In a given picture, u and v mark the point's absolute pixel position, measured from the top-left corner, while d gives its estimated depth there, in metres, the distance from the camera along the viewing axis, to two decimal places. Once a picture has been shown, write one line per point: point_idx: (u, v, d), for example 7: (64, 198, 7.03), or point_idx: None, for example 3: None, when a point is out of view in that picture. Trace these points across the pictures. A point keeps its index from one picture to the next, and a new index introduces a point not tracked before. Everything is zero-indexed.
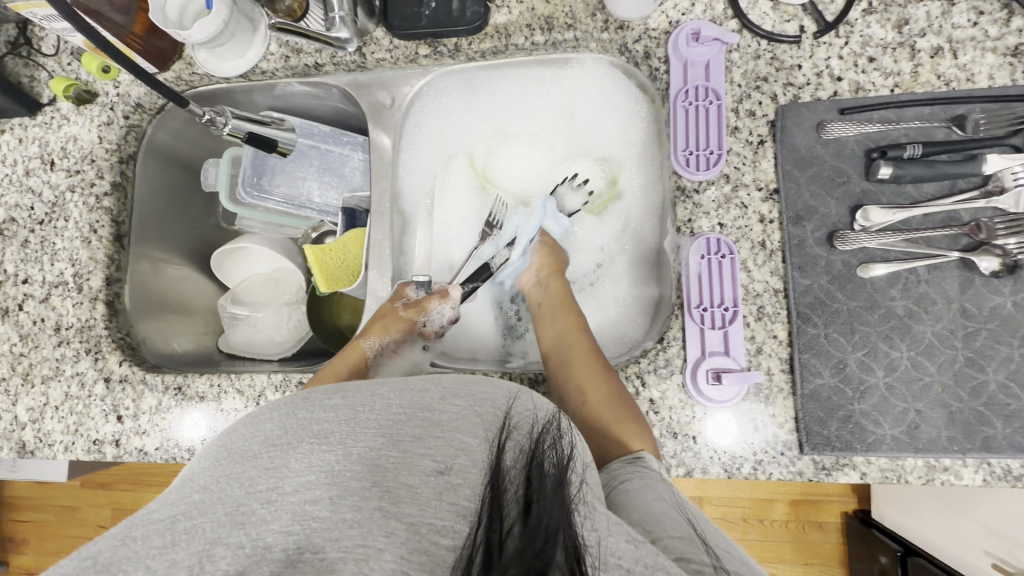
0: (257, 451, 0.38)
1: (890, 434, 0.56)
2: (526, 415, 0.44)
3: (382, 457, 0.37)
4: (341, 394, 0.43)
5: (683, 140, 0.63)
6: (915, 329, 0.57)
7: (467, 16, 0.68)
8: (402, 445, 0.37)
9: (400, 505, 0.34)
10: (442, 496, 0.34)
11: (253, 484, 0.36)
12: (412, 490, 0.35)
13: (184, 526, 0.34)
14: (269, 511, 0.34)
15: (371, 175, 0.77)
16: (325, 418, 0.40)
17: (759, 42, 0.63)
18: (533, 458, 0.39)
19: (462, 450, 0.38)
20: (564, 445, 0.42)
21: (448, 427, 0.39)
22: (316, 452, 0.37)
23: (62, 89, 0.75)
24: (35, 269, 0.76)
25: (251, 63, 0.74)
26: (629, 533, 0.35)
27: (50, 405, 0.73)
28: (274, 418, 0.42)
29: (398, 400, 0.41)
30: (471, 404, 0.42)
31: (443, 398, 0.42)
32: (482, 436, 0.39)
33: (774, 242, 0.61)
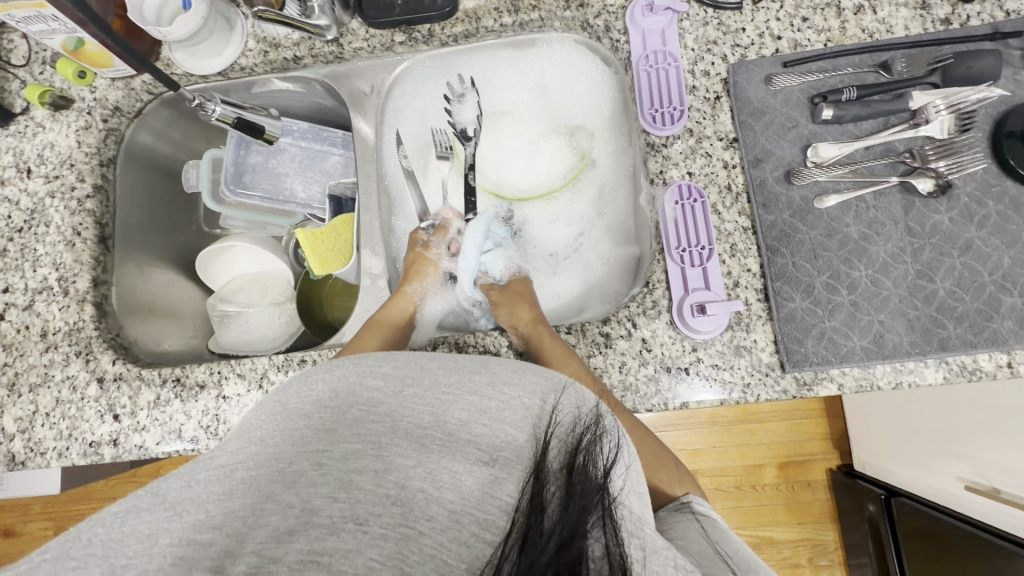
0: (309, 410, 0.45)
1: (859, 345, 0.62)
2: (570, 413, 0.46)
3: (427, 437, 0.42)
4: (390, 363, 0.50)
5: (648, 100, 0.69)
6: (870, 250, 0.63)
7: (438, 3, 0.72)
8: (446, 429, 0.42)
9: (442, 491, 0.38)
10: (484, 488, 0.38)
11: (308, 444, 0.41)
12: (455, 476, 0.39)
13: (241, 475, 0.39)
14: (318, 475, 0.38)
15: (356, 160, 0.79)
16: (375, 387, 0.47)
17: (706, 10, 0.70)
18: (578, 460, 0.41)
19: (508, 445, 0.42)
20: (608, 446, 0.44)
21: (495, 414, 0.44)
22: (366, 424, 0.43)
23: (37, 96, 0.75)
24: (17, 278, 0.75)
25: (230, 60, 0.76)
26: (672, 556, 0.39)
27: (41, 412, 0.71)
28: (326, 380, 0.49)
29: (449, 381, 0.47)
30: (520, 394, 0.46)
31: (494, 384, 0.48)
32: (529, 432, 0.43)
33: (738, 185, 0.67)
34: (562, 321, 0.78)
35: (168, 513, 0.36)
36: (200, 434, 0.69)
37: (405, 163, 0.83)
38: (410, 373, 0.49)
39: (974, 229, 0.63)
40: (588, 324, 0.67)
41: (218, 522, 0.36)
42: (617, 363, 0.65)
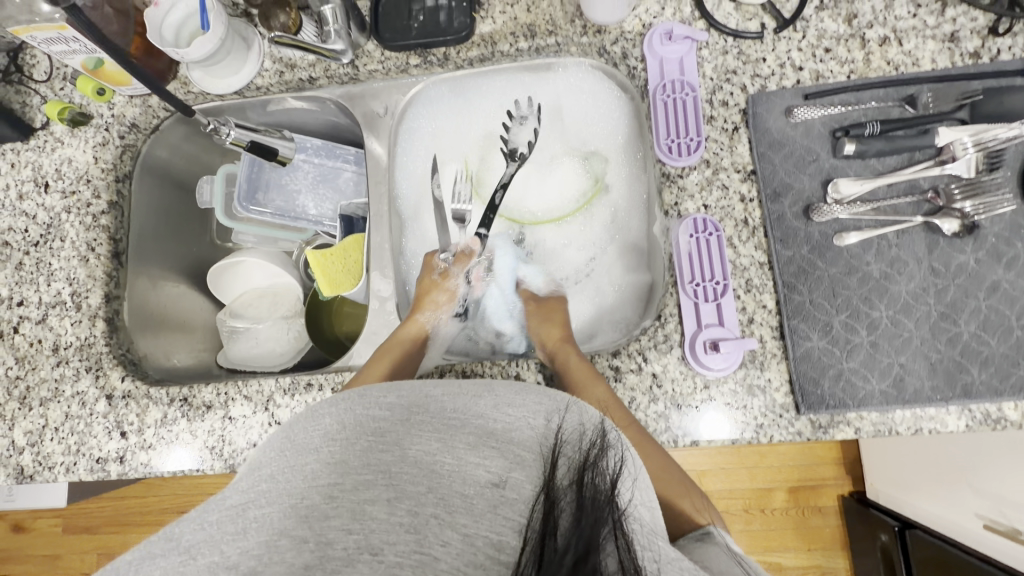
0: (318, 444, 0.41)
1: (878, 389, 0.60)
2: (576, 428, 0.44)
3: (438, 462, 0.39)
4: (394, 393, 0.48)
5: (664, 130, 0.68)
6: (891, 289, 0.61)
7: (454, 27, 0.72)
8: (456, 451, 0.40)
9: (456, 514, 0.36)
10: (497, 508, 0.37)
11: (318, 477, 0.38)
12: (467, 500, 0.37)
13: (254, 513, 0.37)
14: (331, 507, 0.36)
15: (368, 181, 0.79)
16: (381, 417, 0.44)
17: (726, 39, 0.69)
18: (586, 473, 0.40)
19: (516, 464, 0.40)
20: (617, 456, 0.43)
21: (501, 437, 0.42)
22: (374, 452, 0.40)
23: (57, 112, 0.77)
24: (31, 291, 0.75)
25: (246, 80, 0.77)
26: (686, 563, 0.38)
27: (50, 427, 0.72)
28: (332, 412, 0.46)
29: (454, 407, 0.45)
30: (526, 415, 0.45)
31: (498, 407, 0.46)
32: (537, 451, 0.42)
33: (756, 219, 0.65)
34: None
35: (184, 556, 0.35)
36: (205, 455, 0.69)
37: (417, 184, 0.83)
38: (414, 398, 0.47)
39: (1002, 271, 0.60)
40: (598, 356, 0.65)
41: (233, 562, 0.34)
42: (627, 399, 0.64)
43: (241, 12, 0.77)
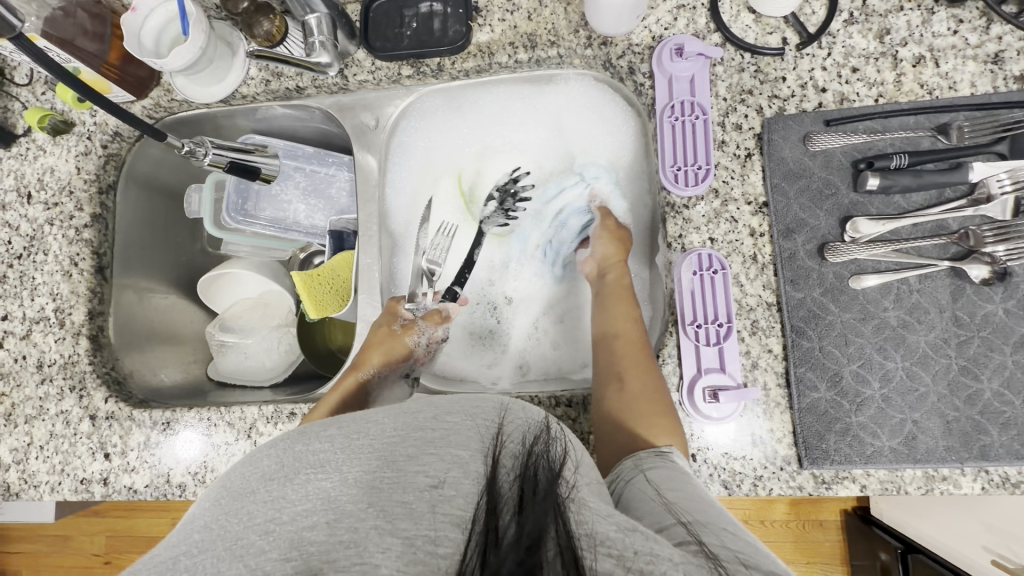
0: (254, 486, 0.36)
1: (889, 446, 0.56)
2: (520, 424, 0.41)
3: (376, 478, 0.35)
4: (336, 424, 0.41)
5: (671, 155, 0.63)
6: (909, 339, 0.57)
7: (449, 36, 0.68)
8: (396, 464, 0.36)
9: (395, 521, 0.32)
10: (436, 508, 0.33)
11: (256, 517, 0.34)
12: (407, 506, 0.33)
13: (185, 565, 0.32)
14: (267, 542, 0.32)
15: (358, 198, 0.75)
16: (321, 449, 0.38)
17: (743, 55, 0.63)
18: (528, 463, 0.36)
19: (454, 463, 0.36)
20: (562, 449, 0.39)
21: (441, 443, 0.37)
22: (313, 481, 0.35)
23: (37, 120, 0.74)
24: (15, 305, 0.74)
25: (231, 88, 0.73)
26: (618, 520, 0.35)
27: (35, 445, 0.71)
28: (273, 453, 0.40)
29: (394, 426, 0.39)
30: (466, 420, 0.40)
31: (437, 417, 0.40)
32: (475, 448, 0.37)
33: (765, 256, 0.61)
34: (565, 376, 0.74)
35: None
36: (187, 481, 0.68)
37: (410, 201, 0.79)
38: (354, 429, 0.40)
39: None
40: (590, 398, 0.63)
41: None
42: None
43: (225, 15, 0.73)
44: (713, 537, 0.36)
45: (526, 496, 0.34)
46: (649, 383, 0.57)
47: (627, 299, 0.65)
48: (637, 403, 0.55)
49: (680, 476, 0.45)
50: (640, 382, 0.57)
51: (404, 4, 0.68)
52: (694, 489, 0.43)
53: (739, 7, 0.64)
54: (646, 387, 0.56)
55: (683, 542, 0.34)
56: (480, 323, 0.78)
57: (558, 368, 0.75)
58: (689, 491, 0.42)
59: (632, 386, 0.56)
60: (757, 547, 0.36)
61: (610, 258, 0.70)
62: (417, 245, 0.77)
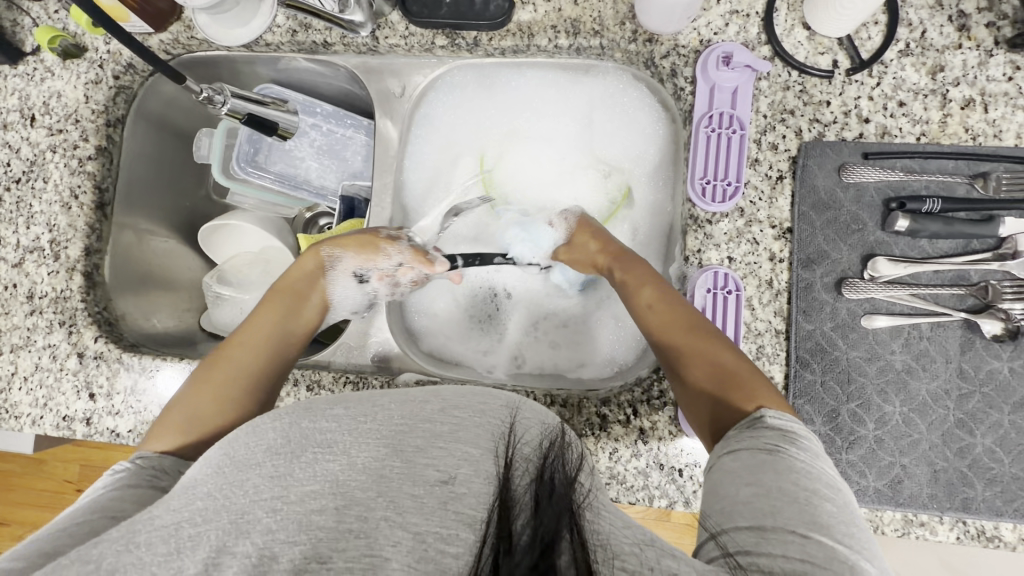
0: (260, 459, 0.36)
1: (874, 486, 0.56)
2: (531, 425, 0.40)
3: (385, 467, 0.34)
4: (341, 404, 0.41)
5: (701, 167, 0.61)
6: (911, 385, 0.57)
7: (490, 11, 0.65)
8: (403, 454, 0.35)
9: (405, 514, 0.32)
10: (447, 506, 0.32)
11: (260, 492, 0.33)
12: (417, 500, 0.33)
13: (188, 533, 0.32)
14: (274, 520, 0.32)
15: (374, 167, 0.73)
16: (329, 428, 0.37)
17: (790, 72, 0.61)
18: (546, 466, 0.36)
19: (465, 460, 0.35)
20: (578, 458, 0.40)
21: (450, 437, 0.37)
22: (319, 462, 0.35)
23: (48, 40, 0.70)
24: (9, 231, 0.72)
25: (256, 34, 0.69)
26: (634, 533, 0.35)
27: (19, 376, 0.70)
28: (276, 426, 0.39)
29: (402, 414, 0.38)
30: (473, 416, 0.39)
31: (444, 410, 0.39)
32: (485, 446, 0.37)
33: (781, 282, 0.60)
34: (560, 374, 0.73)
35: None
36: None
37: (426, 176, 0.77)
38: (362, 412, 0.39)
39: None
40: (586, 401, 0.62)
41: None
42: (608, 449, 0.61)
43: None
44: (764, 548, 0.34)
45: (542, 501, 0.34)
46: (720, 358, 0.51)
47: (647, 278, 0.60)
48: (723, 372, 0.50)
49: (755, 454, 0.40)
50: (707, 355, 0.51)
51: None
52: (769, 471, 0.38)
53: (793, 21, 0.62)
54: (716, 363, 0.50)
55: (716, 559, 0.35)
56: (480, 309, 0.77)
57: (554, 364, 0.74)
58: (759, 474, 0.39)
59: (698, 363, 0.51)
60: (828, 547, 0.34)
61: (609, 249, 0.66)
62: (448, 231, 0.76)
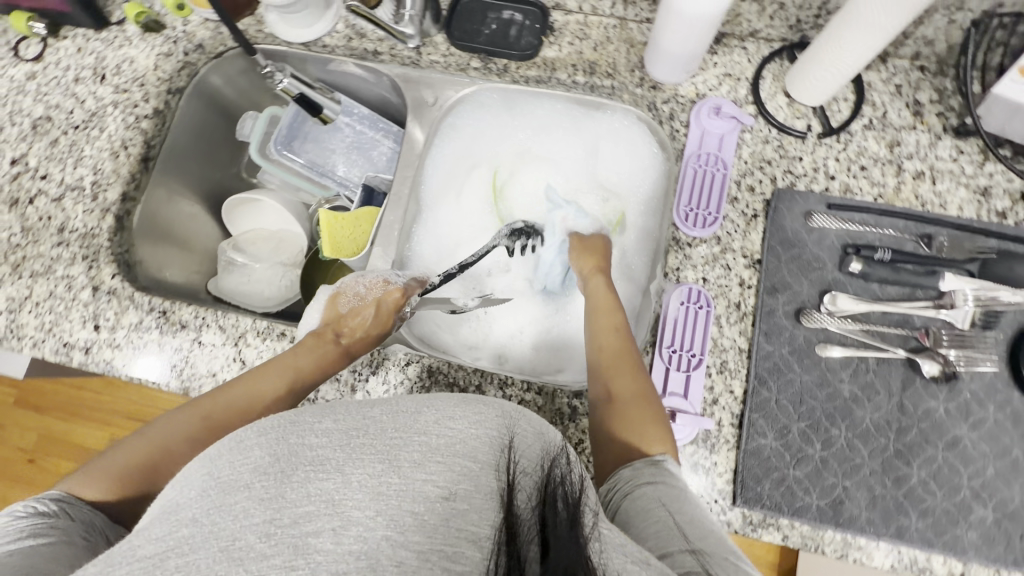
0: (248, 480, 0.38)
1: (816, 504, 0.60)
2: (530, 443, 0.43)
3: (381, 483, 0.37)
4: (330, 416, 0.43)
5: (687, 197, 0.69)
6: (856, 413, 0.62)
7: (521, 44, 0.76)
8: (400, 470, 0.38)
9: (407, 534, 0.35)
10: (449, 522, 0.36)
11: (251, 515, 0.36)
12: (417, 517, 0.36)
13: (174, 564, 0.34)
14: (268, 546, 0.34)
15: (399, 162, 0.81)
16: (319, 445, 0.40)
17: (771, 129, 0.71)
18: (547, 491, 0.40)
19: (464, 476, 0.38)
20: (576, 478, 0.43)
21: (445, 451, 0.40)
22: (313, 481, 0.37)
23: (134, 15, 0.80)
24: (56, 169, 0.78)
25: (317, 35, 0.80)
26: (633, 551, 0.39)
27: (32, 300, 0.74)
28: (261, 442, 0.42)
29: (394, 426, 0.41)
30: (468, 429, 0.41)
31: (439, 421, 0.42)
32: (484, 461, 0.40)
33: (748, 306, 0.66)
34: (537, 374, 0.78)
35: None
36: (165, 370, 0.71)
37: (443, 177, 0.84)
38: (351, 424, 0.42)
39: (967, 428, 0.61)
40: (559, 392, 0.67)
41: None
42: (574, 439, 0.65)
43: None
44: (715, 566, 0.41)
45: (549, 525, 0.38)
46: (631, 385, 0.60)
47: (607, 306, 0.68)
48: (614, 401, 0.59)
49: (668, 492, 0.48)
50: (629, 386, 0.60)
51: (488, 8, 0.77)
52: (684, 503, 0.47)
53: (777, 89, 0.72)
54: (612, 389, 0.60)
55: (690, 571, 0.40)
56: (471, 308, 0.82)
57: (533, 366, 0.79)
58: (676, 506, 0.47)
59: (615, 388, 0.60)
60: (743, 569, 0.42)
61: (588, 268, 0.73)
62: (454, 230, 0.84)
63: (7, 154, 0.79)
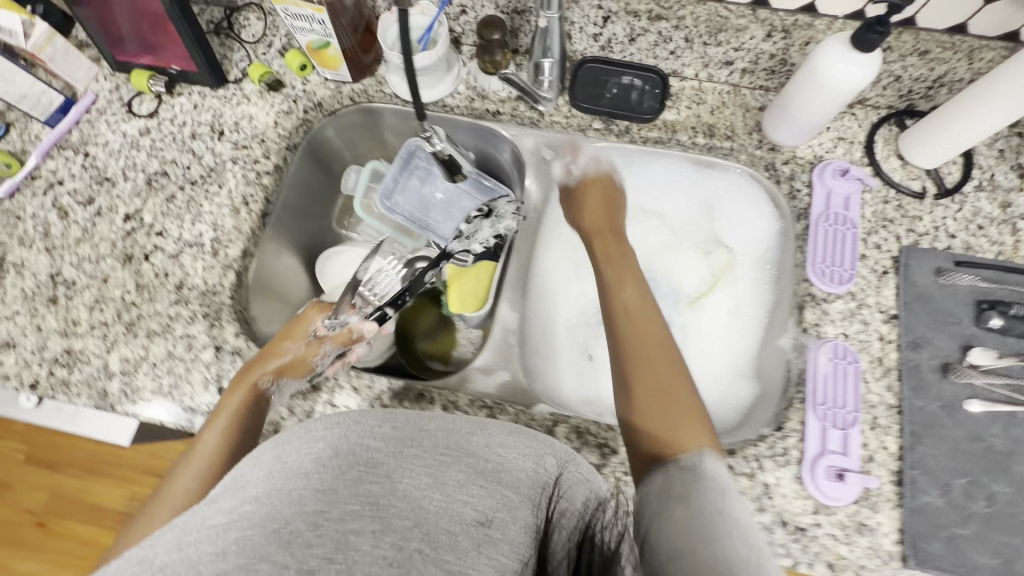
0: (356, 475, 0.45)
1: (989, 564, 0.59)
2: (575, 479, 0.53)
3: (465, 505, 0.46)
4: (447, 428, 0.52)
5: (821, 255, 0.72)
6: (1014, 468, 0.63)
7: (643, 107, 0.80)
8: (447, 488, 0.47)
9: (441, 550, 0.42)
10: (483, 547, 0.44)
11: (306, 506, 0.43)
12: (456, 537, 0.44)
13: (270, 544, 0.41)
14: (315, 536, 0.41)
15: (521, 220, 0.84)
16: (424, 465, 0.48)
17: (889, 190, 0.75)
18: (586, 534, 0.48)
19: (503, 505, 0.47)
20: (618, 528, 0.50)
21: (491, 478, 0.49)
22: (403, 483, 0.46)
23: (259, 75, 0.81)
24: (173, 225, 0.76)
25: (439, 96, 0.82)
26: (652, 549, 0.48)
27: (148, 361, 0.70)
28: (375, 437, 0.50)
29: (379, 441, 0.49)
30: (521, 460, 0.52)
31: (492, 447, 0.52)
32: (523, 494, 0.49)
33: (891, 361, 0.67)
34: None
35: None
36: None
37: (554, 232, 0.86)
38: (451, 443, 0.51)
39: None
40: None
41: None
42: None
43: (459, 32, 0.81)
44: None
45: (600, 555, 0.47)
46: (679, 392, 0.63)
47: (653, 315, 0.71)
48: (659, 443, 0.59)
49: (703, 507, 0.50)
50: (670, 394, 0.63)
51: (609, 73, 0.81)
52: (724, 524, 0.48)
53: (888, 152, 0.77)
54: (655, 436, 0.60)
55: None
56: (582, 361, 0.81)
57: None
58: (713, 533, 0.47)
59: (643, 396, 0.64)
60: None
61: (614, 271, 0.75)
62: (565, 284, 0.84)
63: (120, 210, 0.78)
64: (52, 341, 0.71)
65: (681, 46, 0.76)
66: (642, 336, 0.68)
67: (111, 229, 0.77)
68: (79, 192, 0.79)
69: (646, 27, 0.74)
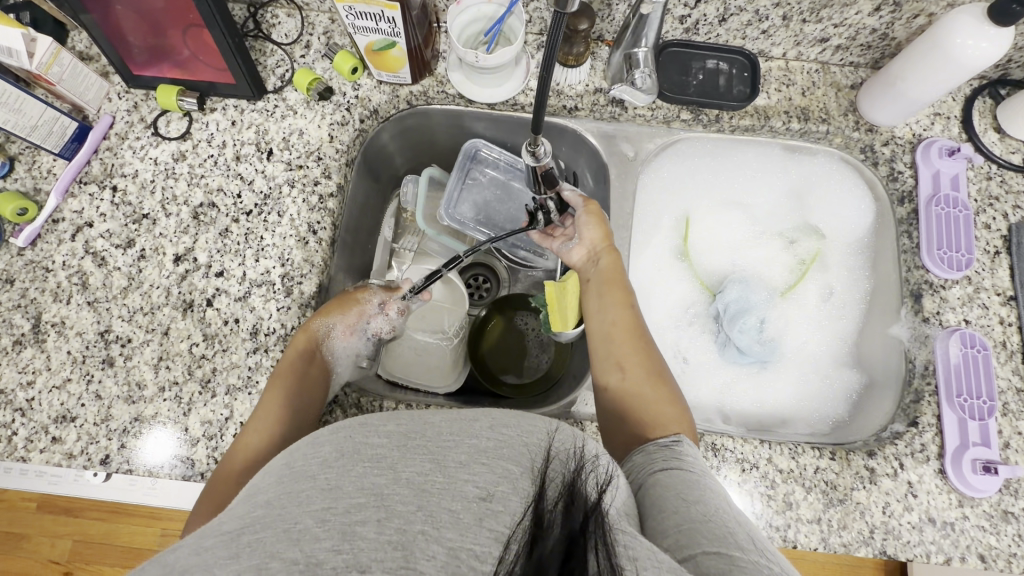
0: (315, 471, 0.36)
1: None
2: (569, 441, 0.39)
3: (427, 482, 0.34)
4: (485, 416, 0.40)
5: (936, 240, 0.70)
6: None
7: (732, 93, 0.74)
8: (446, 469, 0.35)
9: (442, 529, 0.32)
10: (482, 522, 0.32)
11: (311, 502, 0.34)
12: (453, 515, 0.32)
13: (249, 539, 0.32)
14: (321, 530, 0.32)
15: (614, 224, 0.76)
16: (378, 443, 0.38)
17: (992, 166, 0.73)
18: (574, 483, 0.35)
19: (504, 476, 0.35)
20: (605, 478, 0.37)
21: (491, 453, 0.36)
22: (367, 475, 0.35)
23: (307, 83, 0.72)
24: (235, 262, 0.68)
25: (510, 94, 0.74)
26: (669, 521, 0.38)
27: (234, 421, 0.62)
28: (331, 439, 0.39)
29: (418, 440, 0.38)
30: (520, 434, 0.38)
31: (492, 427, 0.39)
32: (525, 465, 0.36)
33: (1014, 343, 0.67)
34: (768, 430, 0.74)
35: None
36: None
37: (641, 227, 0.81)
38: (470, 424, 0.39)
39: None
40: (853, 455, 0.63)
41: None
42: (882, 503, 0.62)
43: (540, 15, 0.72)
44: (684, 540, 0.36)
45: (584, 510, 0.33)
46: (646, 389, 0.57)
47: (618, 284, 0.65)
48: (626, 410, 0.56)
49: (686, 475, 0.43)
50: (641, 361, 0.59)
51: (692, 57, 0.75)
52: (693, 489, 0.41)
53: (987, 125, 0.74)
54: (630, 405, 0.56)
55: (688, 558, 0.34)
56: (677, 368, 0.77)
57: (758, 422, 0.75)
58: (693, 495, 0.40)
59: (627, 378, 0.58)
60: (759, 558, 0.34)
61: (603, 240, 0.68)
62: (653, 284, 0.80)
63: (168, 251, 0.68)
64: (117, 409, 0.63)
65: (776, 24, 0.70)
66: (614, 289, 0.65)
67: (161, 273, 0.68)
68: (115, 233, 0.69)
69: (742, 5, 0.67)
